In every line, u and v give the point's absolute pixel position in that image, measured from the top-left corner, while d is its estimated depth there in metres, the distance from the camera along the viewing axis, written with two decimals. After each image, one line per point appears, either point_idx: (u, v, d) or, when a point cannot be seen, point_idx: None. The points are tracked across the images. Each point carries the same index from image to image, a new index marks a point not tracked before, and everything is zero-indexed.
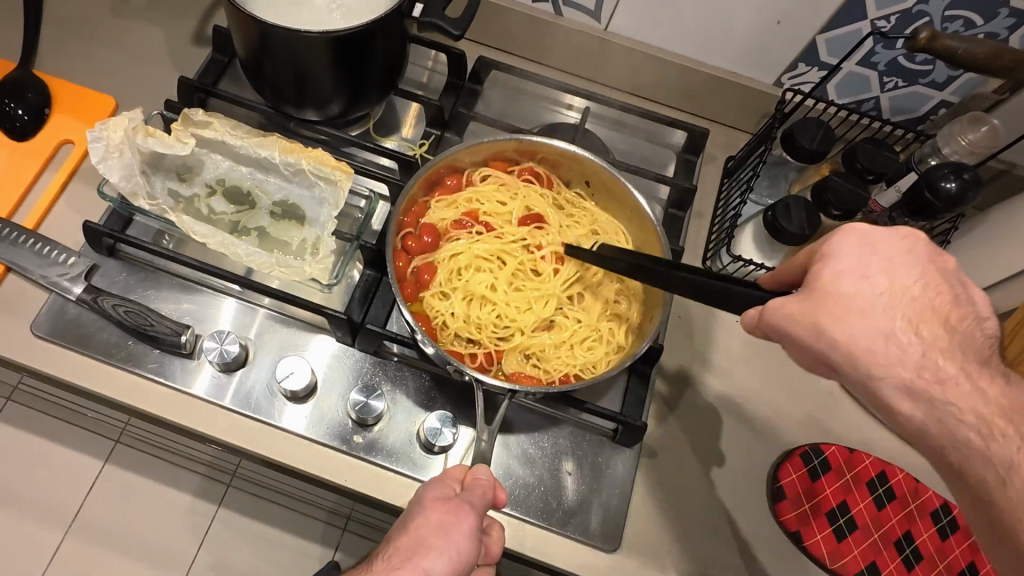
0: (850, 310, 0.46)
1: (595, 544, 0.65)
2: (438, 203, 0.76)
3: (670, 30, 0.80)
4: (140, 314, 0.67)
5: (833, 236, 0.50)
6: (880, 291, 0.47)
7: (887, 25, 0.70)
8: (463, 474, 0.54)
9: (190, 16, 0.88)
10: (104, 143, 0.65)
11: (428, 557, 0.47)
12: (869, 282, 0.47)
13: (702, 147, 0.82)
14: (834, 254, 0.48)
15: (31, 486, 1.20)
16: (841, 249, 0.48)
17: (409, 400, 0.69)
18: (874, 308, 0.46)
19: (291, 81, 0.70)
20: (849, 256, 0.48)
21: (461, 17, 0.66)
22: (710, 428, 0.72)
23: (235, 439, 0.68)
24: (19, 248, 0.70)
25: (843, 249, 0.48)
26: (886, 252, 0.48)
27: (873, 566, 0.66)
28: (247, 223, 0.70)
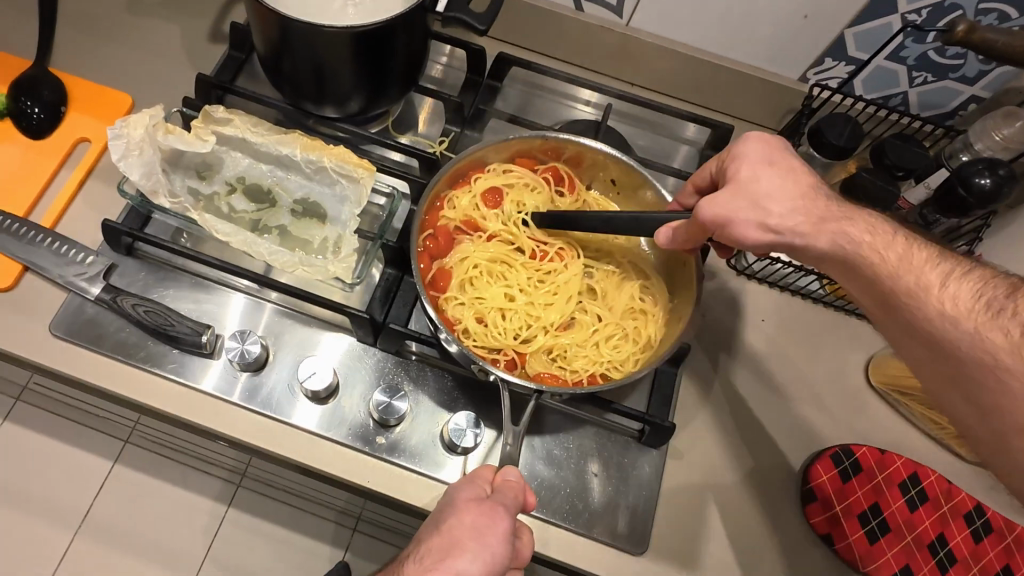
0: (772, 195, 0.56)
1: (622, 547, 0.64)
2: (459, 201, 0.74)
3: (693, 25, 0.79)
4: (160, 314, 0.66)
5: (740, 142, 0.59)
6: (784, 175, 0.57)
7: (918, 19, 0.69)
8: (494, 475, 0.51)
9: (205, 13, 0.88)
10: (124, 141, 0.64)
11: (461, 558, 0.46)
12: (775, 172, 0.57)
13: (725, 143, 0.80)
14: (740, 155, 0.58)
15: (44, 487, 1.20)
16: (748, 150, 0.58)
17: (431, 401, 0.68)
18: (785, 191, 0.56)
19: (311, 77, 0.69)
20: (752, 156, 0.58)
21: (485, 12, 0.64)
22: (737, 429, 0.71)
23: (255, 440, 0.67)
24: (37, 248, 0.69)
25: (749, 151, 0.58)
26: (778, 150, 0.58)
27: (907, 568, 0.65)
28: (267, 222, 0.69)
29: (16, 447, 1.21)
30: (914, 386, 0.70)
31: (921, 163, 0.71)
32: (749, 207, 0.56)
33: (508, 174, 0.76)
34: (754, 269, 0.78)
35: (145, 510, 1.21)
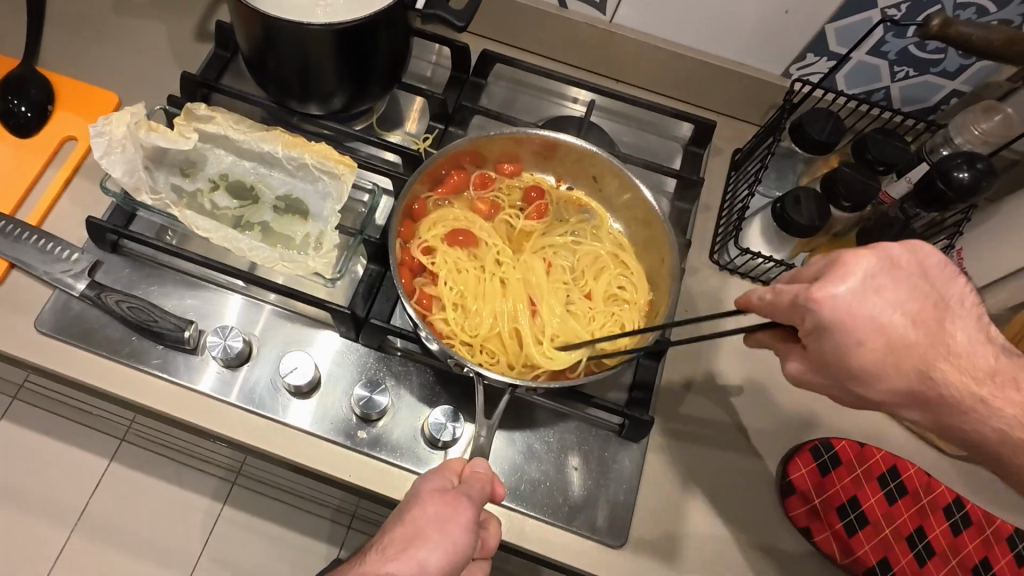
0: (869, 369, 0.46)
1: (602, 540, 0.64)
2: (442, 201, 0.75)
3: (677, 21, 0.79)
4: (144, 310, 0.67)
5: (817, 316, 0.45)
6: (882, 320, 0.45)
7: (898, 13, 0.69)
8: (462, 466, 0.52)
9: (193, 12, 0.88)
10: (106, 138, 0.64)
11: (423, 548, 0.46)
12: (874, 316, 0.45)
13: (709, 139, 0.81)
14: (833, 315, 0.45)
15: (39, 484, 1.21)
16: (833, 321, 0.45)
17: (413, 396, 0.69)
18: (893, 343, 0.45)
19: (295, 75, 0.69)
20: (845, 303, 0.44)
21: (464, 8, 0.65)
22: (719, 423, 0.72)
23: (239, 435, 0.67)
24: (23, 245, 0.70)
25: (836, 303, 0.44)
26: (874, 274, 0.45)
27: (885, 561, 0.65)
28: (250, 218, 0.69)
29: (11, 445, 1.22)
30: None
31: (903, 159, 0.71)
32: (845, 392, 0.49)
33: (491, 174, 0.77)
34: (736, 264, 0.78)
35: (139, 508, 1.22)
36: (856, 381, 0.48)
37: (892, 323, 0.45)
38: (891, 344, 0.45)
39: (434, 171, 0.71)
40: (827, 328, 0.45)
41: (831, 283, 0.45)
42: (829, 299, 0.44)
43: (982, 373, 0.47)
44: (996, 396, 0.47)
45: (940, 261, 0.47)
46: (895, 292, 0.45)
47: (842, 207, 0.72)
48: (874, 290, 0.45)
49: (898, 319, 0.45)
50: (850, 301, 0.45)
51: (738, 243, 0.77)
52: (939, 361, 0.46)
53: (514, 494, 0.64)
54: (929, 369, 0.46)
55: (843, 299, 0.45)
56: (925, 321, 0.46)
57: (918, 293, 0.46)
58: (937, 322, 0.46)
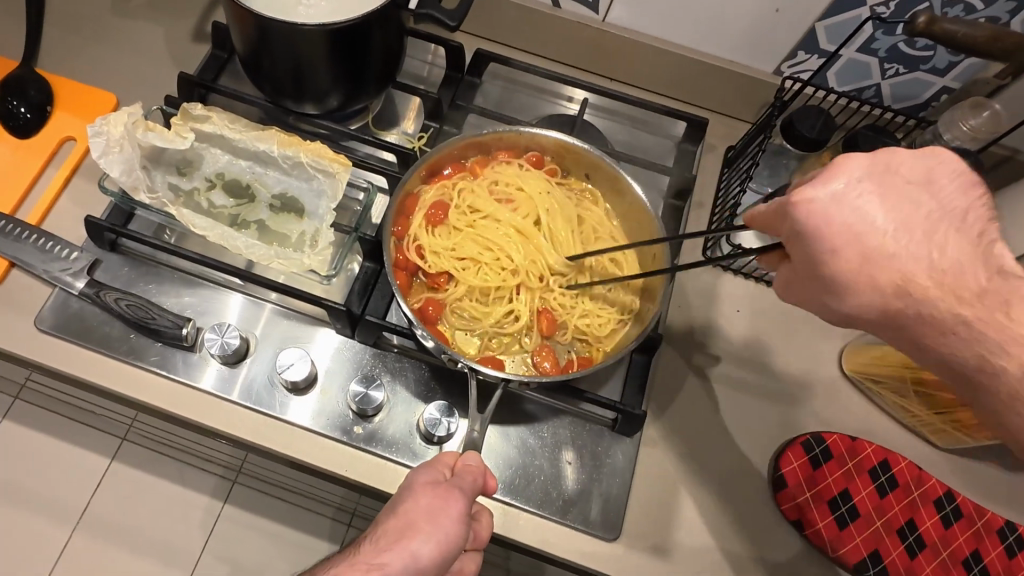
0: (843, 284, 0.45)
1: (596, 534, 0.65)
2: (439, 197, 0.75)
3: (669, 20, 0.80)
4: (141, 307, 0.68)
5: (796, 221, 0.45)
6: (867, 228, 0.44)
7: (886, 11, 0.70)
8: (454, 459, 0.53)
9: (190, 14, 0.89)
10: (104, 138, 0.65)
11: (415, 540, 0.47)
12: (856, 223, 0.44)
13: (701, 137, 0.81)
14: (812, 224, 0.44)
15: (41, 483, 1.22)
16: (810, 227, 0.45)
17: (408, 391, 0.70)
18: (877, 253, 0.44)
19: (290, 75, 0.70)
20: (824, 207, 0.44)
21: (457, 8, 0.65)
22: (712, 418, 0.72)
23: (236, 431, 0.68)
24: (23, 244, 0.71)
25: (816, 207, 0.44)
26: (860, 185, 0.44)
27: (876, 554, 0.65)
28: (247, 217, 0.70)
29: (13, 444, 1.23)
30: (884, 374, 0.71)
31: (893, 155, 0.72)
32: (821, 308, 0.48)
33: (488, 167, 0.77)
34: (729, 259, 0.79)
35: (140, 506, 1.23)
36: (832, 293, 0.47)
37: (880, 231, 0.44)
38: (871, 252, 0.44)
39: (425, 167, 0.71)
40: (804, 235, 0.45)
41: (816, 188, 0.44)
42: (812, 204, 0.44)
43: (969, 294, 0.44)
44: (984, 322, 0.44)
45: (952, 171, 0.46)
46: (885, 200, 0.44)
47: None
48: (858, 193, 0.44)
49: (889, 226, 0.44)
50: (832, 203, 0.44)
51: (730, 240, 0.77)
52: (920, 275, 0.44)
53: (508, 488, 0.65)
54: (905, 280, 0.44)
55: (822, 203, 0.44)
56: (920, 230, 0.44)
57: (913, 201, 0.45)
58: (937, 233, 0.45)
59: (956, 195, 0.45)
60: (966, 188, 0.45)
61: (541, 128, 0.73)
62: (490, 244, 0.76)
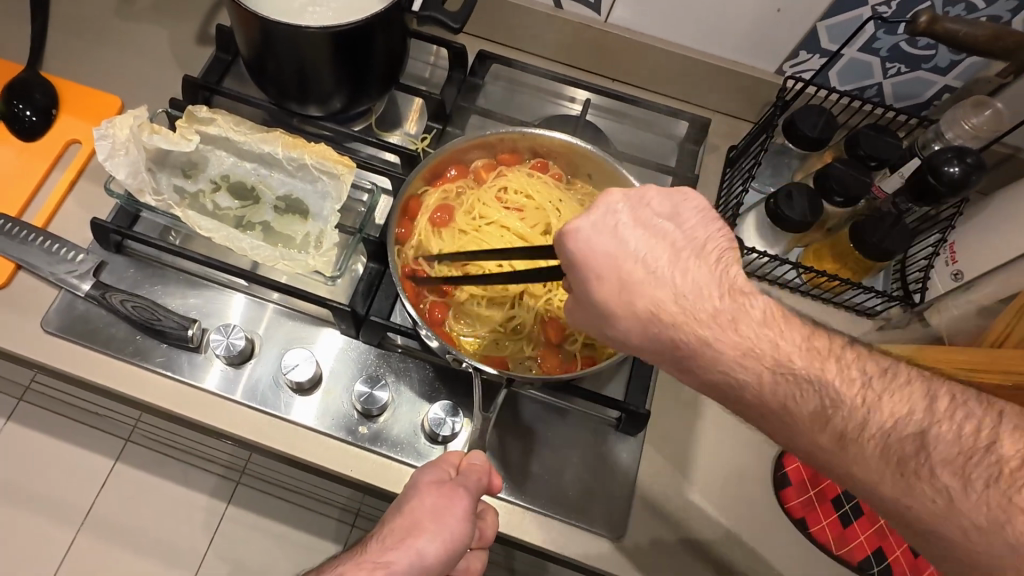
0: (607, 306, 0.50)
1: (601, 533, 0.65)
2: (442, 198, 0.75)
3: (671, 20, 0.80)
4: (147, 309, 0.68)
5: (565, 248, 0.50)
6: (641, 255, 0.49)
7: (887, 11, 0.70)
8: (459, 458, 0.52)
9: (194, 17, 0.89)
10: (110, 141, 0.65)
11: (420, 539, 0.48)
12: (614, 250, 0.49)
13: (703, 137, 0.82)
14: (588, 250, 0.49)
15: (45, 484, 1.23)
16: (578, 254, 0.50)
17: (412, 391, 0.70)
18: (634, 276, 0.49)
19: (294, 78, 0.71)
20: (591, 234, 0.50)
21: (460, 10, 0.66)
22: (716, 417, 0.72)
23: (242, 431, 0.68)
24: (29, 246, 0.71)
25: (579, 236, 0.50)
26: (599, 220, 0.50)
27: (880, 552, 0.66)
28: (252, 218, 0.71)
29: (18, 445, 1.23)
30: None
31: (894, 154, 0.73)
32: (610, 334, 0.52)
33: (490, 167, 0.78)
34: None
35: (144, 507, 1.23)
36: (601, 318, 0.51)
37: (657, 254, 0.49)
38: (623, 274, 0.49)
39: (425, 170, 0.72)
40: (574, 261, 0.51)
41: (582, 218, 0.50)
42: (576, 233, 0.50)
43: (761, 316, 0.47)
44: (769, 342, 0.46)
45: (696, 206, 0.51)
46: (626, 231, 0.49)
47: (834, 202, 0.72)
48: (618, 224, 0.50)
49: (613, 256, 0.49)
50: (618, 230, 0.49)
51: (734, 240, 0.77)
52: (666, 300, 0.48)
53: (512, 487, 0.65)
54: (657, 307, 0.48)
55: (591, 230, 0.50)
56: (660, 255, 0.49)
57: (657, 234, 0.50)
58: (690, 258, 0.49)
59: (698, 226, 0.50)
60: (706, 222, 0.51)
61: (542, 129, 0.74)
62: (493, 243, 0.75)
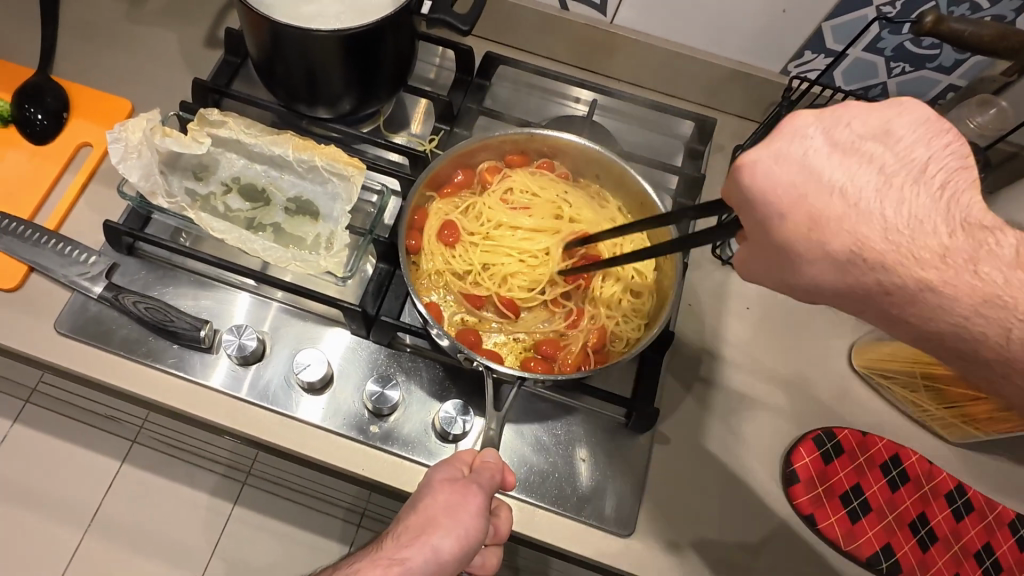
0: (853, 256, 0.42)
1: (611, 530, 0.66)
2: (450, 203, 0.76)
3: (676, 21, 0.80)
4: (160, 310, 0.69)
5: (741, 184, 0.44)
6: (843, 180, 0.42)
7: (892, 11, 0.71)
8: (472, 457, 0.53)
9: (202, 20, 0.90)
10: (123, 144, 0.66)
11: (435, 535, 0.48)
12: (796, 180, 0.42)
13: (709, 136, 0.82)
14: (762, 184, 0.43)
15: (53, 485, 1.23)
16: (753, 189, 0.44)
17: (423, 391, 0.71)
18: (833, 209, 0.42)
19: (303, 80, 0.71)
20: (775, 160, 0.43)
21: (469, 12, 0.66)
22: (723, 415, 0.73)
23: (253, 431, 0.69)
24: (41, 249, 0.72)
25: (757, 168, 0.43)
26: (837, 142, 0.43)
27: (888, 548, 0.66)
28: (263, 220, 0.71)
29: (27, 447, 1.24)
30: (894, 369, 0.72)
31: None
32: (787, 276, 0.45)
33: (495, 169, 0.78)
34: None
35: (152, 508, 1.24)
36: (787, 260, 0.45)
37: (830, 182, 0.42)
38: (842, 214, 0.42)
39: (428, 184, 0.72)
40: (751, 201, 0.44)
41: (761, 148, 0.43)
42: (755, 165, 0.43)
43: (934, 255, 0.41)
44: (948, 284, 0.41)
45: (913, 119, 0.43)
46: (872, 167, 0.42)
47: None
48: (817, 151, 0.43)
49: (816, 184, 0.42)
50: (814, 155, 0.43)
51: None
52: (873, 237, 0.41)
53: (522, 485, 0.66)
54: (861, 243, 0.41)
55: (774, 157, 0.43)
56: (864, 180, 0.42)
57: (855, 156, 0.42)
58: (863, 178, 0.42)
59: (916, 144, 0.43)
60: (928, 137, 0.43)
61: (551, 131, 0.74)
62: (504, 245, 0.77)
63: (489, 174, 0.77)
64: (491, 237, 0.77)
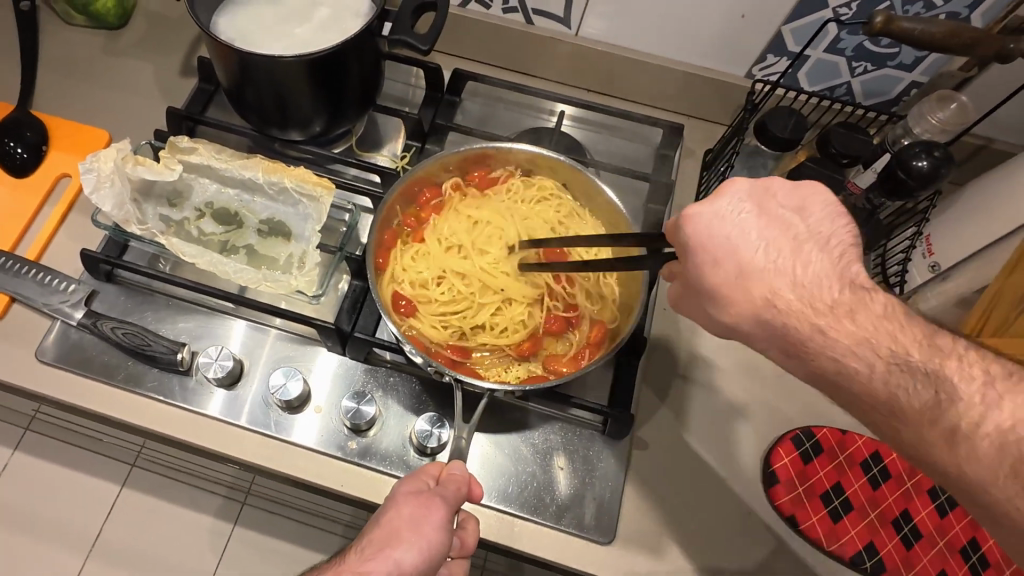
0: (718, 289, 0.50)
1: (590, 537, 0.65)
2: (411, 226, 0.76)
3: (639, 30, 0.82)
4: (137, 335, 0.70)
5: (683, 232, 0.51)
6: (726, 247, 0.50)
7: (848, 12, 0.72)
8: (439, 469, 0.53)
9: (178, 51, 0.92)
10: (95, 174, 0.67)
11: (398, 548, 0.48)
12: (699, 244, 0.51)
13: (678, 142, 0.83)
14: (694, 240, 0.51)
15: (52, 511, 1.24)
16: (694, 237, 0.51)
17: (400, 405, 0.71)
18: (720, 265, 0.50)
19: (273, 104, 0.72)
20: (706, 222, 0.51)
21: (428, 32, 0.67)
22: (702, 418, 0.73)
23: (233, 451, 0.70)
24: (22, 279, 0.73)
25: (698, 220, 0.50)
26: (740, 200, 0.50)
27: (872, 546, 0.65)
28: (236, 242, 0.72)
29: (25, 474, 1.25)
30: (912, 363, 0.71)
31: (866, 150, 0.73)
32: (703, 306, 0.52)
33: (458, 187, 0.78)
34: None
35: (151, 531, 1.24)
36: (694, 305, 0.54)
37: (749, 244, 0.50)
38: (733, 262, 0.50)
39: (386, 222, 0.71)
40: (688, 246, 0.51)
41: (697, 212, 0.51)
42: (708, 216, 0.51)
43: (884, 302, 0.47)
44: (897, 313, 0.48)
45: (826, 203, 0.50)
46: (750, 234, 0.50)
47: None
48: (740, 212, 0.50)
49: (731, 250, 0.50)
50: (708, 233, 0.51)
51: None
52: (784, 288, 0.48)
53: (500, 496, 0.66)
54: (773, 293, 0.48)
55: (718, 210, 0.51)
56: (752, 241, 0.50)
57: (744, 220, 0.50)
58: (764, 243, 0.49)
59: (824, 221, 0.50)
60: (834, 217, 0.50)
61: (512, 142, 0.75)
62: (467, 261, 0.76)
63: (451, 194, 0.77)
64: (449, 268, 0.75)
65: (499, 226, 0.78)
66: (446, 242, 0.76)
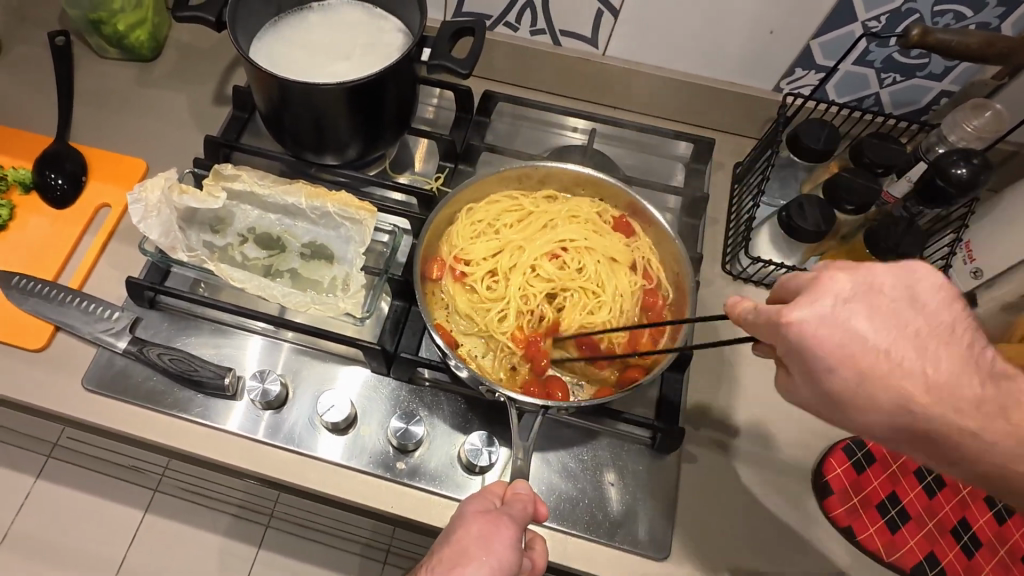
0: (847, 389, 0.42)
1: (645, 553, 0.65)
2: (437, 291, 0.74)
3: (667, 47, 0.83)
4: (184, 360, 0.70)
5: (789, 340, 0.42)
6: (912, 371, 0.41)
7: (878, 25, 0.73)
8: (503, 489, 0.54)
9: (210, 80, 0.94)
10: (143, 204, 0.69)
11: (469, 566, 0.48)
12: (849, 337, 0.41)
13: (709, 155, 0.84)
14: (812, 337, 0.41)
15: (79, 540, 1.23)
16: (795, 347, 0.42)
17: (446, 424, 0.71)
18: (869, 387, 0.41)
19: (311, 130, 0.74)
20: (843, 305, 0.41)
21: (467, 57, 0.68)
22: (749, 431, 0.72)
23: (280, 475, 0.69)
24: (66, 308, 0.74)
25: (875, 271, 0.43)
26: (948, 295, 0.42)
27: (932, 556, 0.65)
28: (279, 266, 0.73)
29: (49, 503, 1.24)
30: None
31: (900, 159, 0.74)
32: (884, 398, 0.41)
33: (450, 231, 0.77)
34: (749, 273, 0.80)
35: (176, 557, 1.23)
36: (805, 373, 0.44)
37: (960, 392, 0.41)
38: (903, 394, 0.41)
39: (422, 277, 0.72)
40: (800, 353, 0.42)
41: (804, 307, 0.42)
42: (843, 300, 0.42)
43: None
44: None
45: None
46: (874, 318, 0.41)
47: (846, 211, 0.73)
48: (872, 300, 0.42)
49: (900, 321, 0.41)
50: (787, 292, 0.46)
51: (748, 253, 0.78)
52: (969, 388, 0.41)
53: (554, 514, 0.65)
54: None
55: (843, 304, 0.42)
56: (946, 370, 0.41)
57: (901, 325, 0.41)
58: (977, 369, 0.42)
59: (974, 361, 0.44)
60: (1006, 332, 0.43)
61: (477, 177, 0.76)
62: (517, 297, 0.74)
63: (449, 246, 0.77)
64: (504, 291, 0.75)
65: (513, 254, 0.77)
66: (478, 296, 0.75)
